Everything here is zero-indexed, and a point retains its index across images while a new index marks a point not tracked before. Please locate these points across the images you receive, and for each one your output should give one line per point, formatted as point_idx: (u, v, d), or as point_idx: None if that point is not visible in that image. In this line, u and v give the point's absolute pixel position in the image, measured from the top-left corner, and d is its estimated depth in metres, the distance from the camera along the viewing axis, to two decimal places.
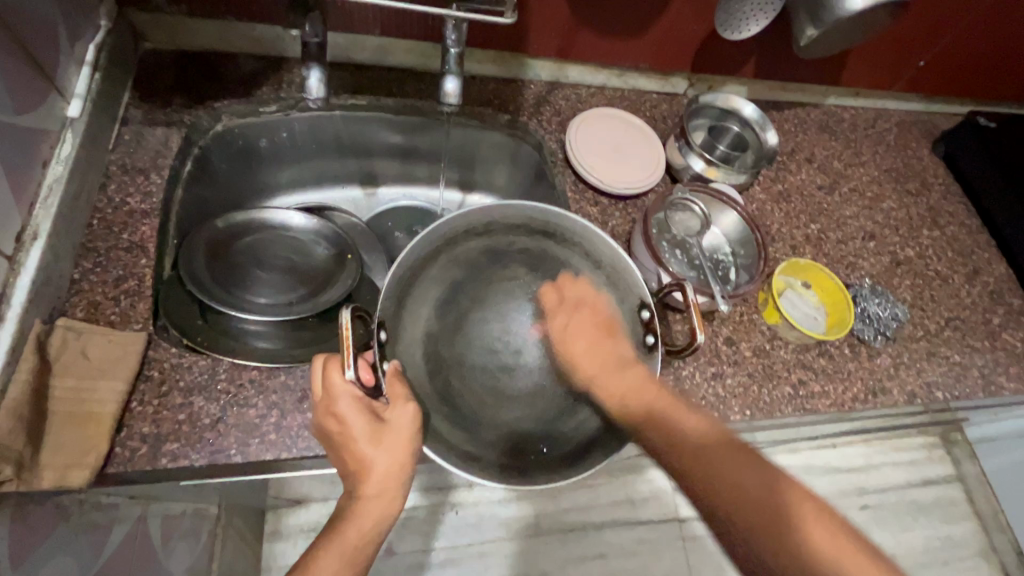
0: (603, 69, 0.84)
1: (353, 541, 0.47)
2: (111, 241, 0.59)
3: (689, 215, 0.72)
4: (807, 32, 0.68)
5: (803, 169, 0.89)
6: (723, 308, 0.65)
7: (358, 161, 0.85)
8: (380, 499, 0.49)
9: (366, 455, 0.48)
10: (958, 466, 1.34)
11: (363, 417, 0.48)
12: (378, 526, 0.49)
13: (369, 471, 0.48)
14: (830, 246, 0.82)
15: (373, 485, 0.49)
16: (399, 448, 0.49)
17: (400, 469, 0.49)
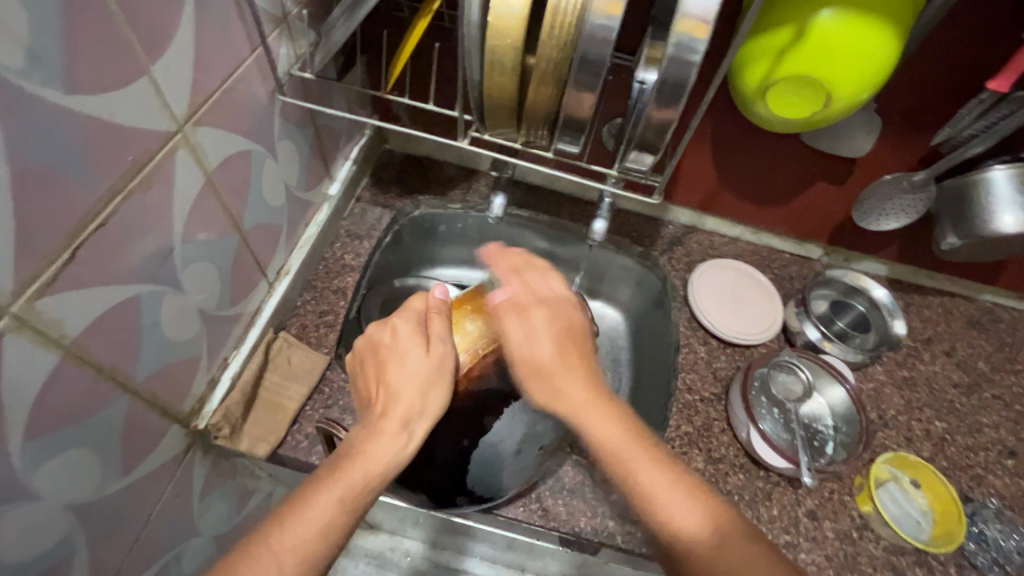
0: (739, 225, 0.93)
1: (372, 466, 0.45)
2: (327, 282, 0.82)
3: (793, 379, 0.76)
4: (949, 237, 0.71)
5: (938, 362, 0.86)
6: (806, 480, 0.67)
7: (509, 255, 1.01)
8: (402, 436, 0.47)
9: (402, 369, 0.50)
10: None
11: (416, 339, 0.52)
12: (396, 455, 0.46)
13: (405, 403, 0.49)
14: (955, 450, 0.78)
15: (401, 418, 0.48)
16: (443, 375, 0.51)
17: (436, 403, 0.50)
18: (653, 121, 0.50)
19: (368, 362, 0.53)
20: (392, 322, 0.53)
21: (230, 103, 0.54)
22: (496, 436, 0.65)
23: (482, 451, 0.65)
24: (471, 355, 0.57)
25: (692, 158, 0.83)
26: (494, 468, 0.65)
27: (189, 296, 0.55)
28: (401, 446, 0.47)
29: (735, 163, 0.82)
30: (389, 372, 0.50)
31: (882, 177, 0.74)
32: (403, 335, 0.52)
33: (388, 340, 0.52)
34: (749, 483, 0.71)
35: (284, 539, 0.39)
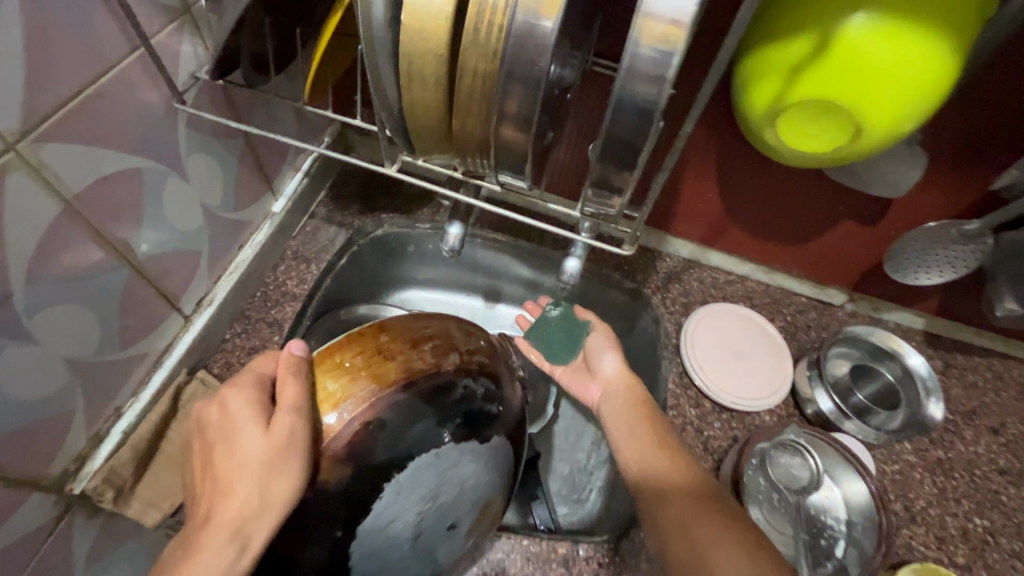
0: (748, 262, 0.79)
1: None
2: (263, 313, 0.72)
3: (800, 464, 0.62)
4: (1004, 305, 0.59)
5: (982, 441, 0.71)
6: None
7: (485, 279, 0.90)
8: (234, 543, 0.38)
9: (237, 456, 0.40)
10: None
11: (253, 414, 0.42)
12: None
13: (235, 504, 0.39)
14: (996, 558, 0.64)
15: (233, 523, 0.38)
16: (291, 456, 0.40)
17: (282, 495, 0.39)
18: (616, 157, 0.37)
19: (197, 445, 0.43)
20: (224, 396, 0.43)
21: (98, 115, 0.44)
22: (386, 519, 0.45)
23: (369, 545, 0.44)
24: (337, 423, 0.42)
25: (693, 184, 0.70)
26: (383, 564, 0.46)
27: (47, 346, 0.45)
28: (232, 556, 0.38)
29: (744, 192, 0.68)
30: (217, 462, 0.41)
31: (928, 225, 0.59)
32: (238, 410, 0.42)
33: (226, 420, 0.42)
34: None
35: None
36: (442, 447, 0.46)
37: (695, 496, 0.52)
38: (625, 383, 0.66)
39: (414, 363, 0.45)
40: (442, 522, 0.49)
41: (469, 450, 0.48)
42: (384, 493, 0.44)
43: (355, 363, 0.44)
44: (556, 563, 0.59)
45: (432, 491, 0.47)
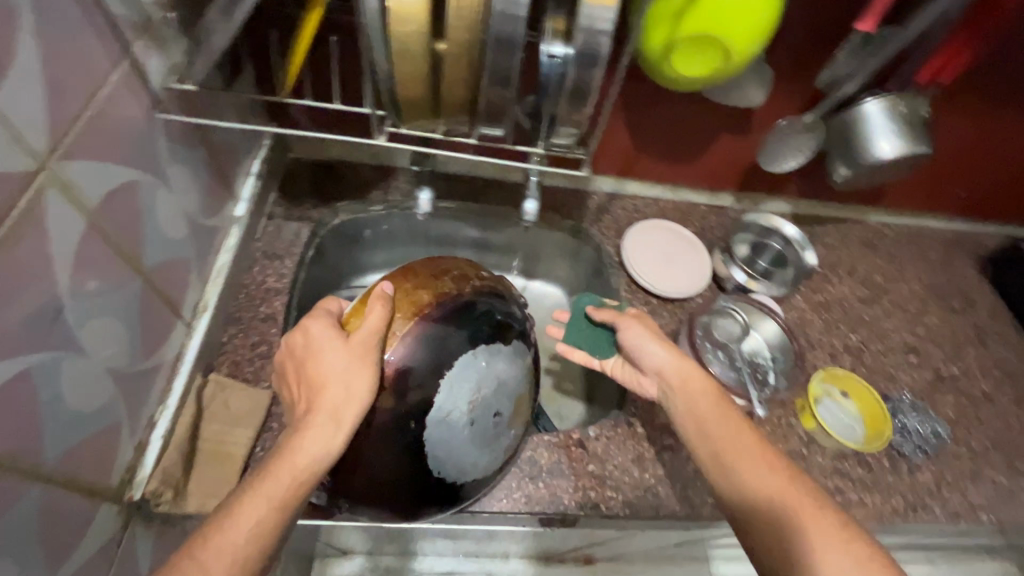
0: (657, 185, 0.96)
1: (303, 457, 0.47)
2: (252, 311, 0.75)
3: (731, 322, 0.81)
4: (842, 171, 0.78)
5: (844, 282, 0.96)
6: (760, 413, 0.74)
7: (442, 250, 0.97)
8: (333, 425, 0.49)
9: (323, 362, 0.51)
10: None
11: (334, 333, 0.52)
12: (324, 450, 0.48)
13: (330, 397, 0.49)
14: (871, 357, 0.87)
15: (330, 410, 0.49)
16: (366, 360, 0.51)
17: (363, 389, 0.50)
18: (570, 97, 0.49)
19: (293, 365, 0.54)
20: (308, 325, 0.54)
21: (101, 129, 0.46)
22: (444, 410, 0.55)
23: (435, 432, 0.54)
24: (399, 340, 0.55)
25: (607, 126, 0.85)
26: (450, 449, 0.56)
27: (92, 355, 0.48)
28: (332, 434, 0.49)
29: (645, 124, 0.85)
30: (312, 370, 0.51)
31: (776, 123, 0.79)
32: (320, 333, 0.53)
33: (308, 342, 0.53)
34: None
35: (225, 540, 0.42)
36: (478, 347, 0.57)
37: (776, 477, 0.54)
38: (679, 370, 0.64)
39: (447, 294, 0.58)
40: (489, 412, 0.57)
41: (497, 350, 0.58)
42: (440, 386, 0.54)
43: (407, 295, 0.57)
44: (574, 446, 0.71)
45: (476, 381, 0.56)
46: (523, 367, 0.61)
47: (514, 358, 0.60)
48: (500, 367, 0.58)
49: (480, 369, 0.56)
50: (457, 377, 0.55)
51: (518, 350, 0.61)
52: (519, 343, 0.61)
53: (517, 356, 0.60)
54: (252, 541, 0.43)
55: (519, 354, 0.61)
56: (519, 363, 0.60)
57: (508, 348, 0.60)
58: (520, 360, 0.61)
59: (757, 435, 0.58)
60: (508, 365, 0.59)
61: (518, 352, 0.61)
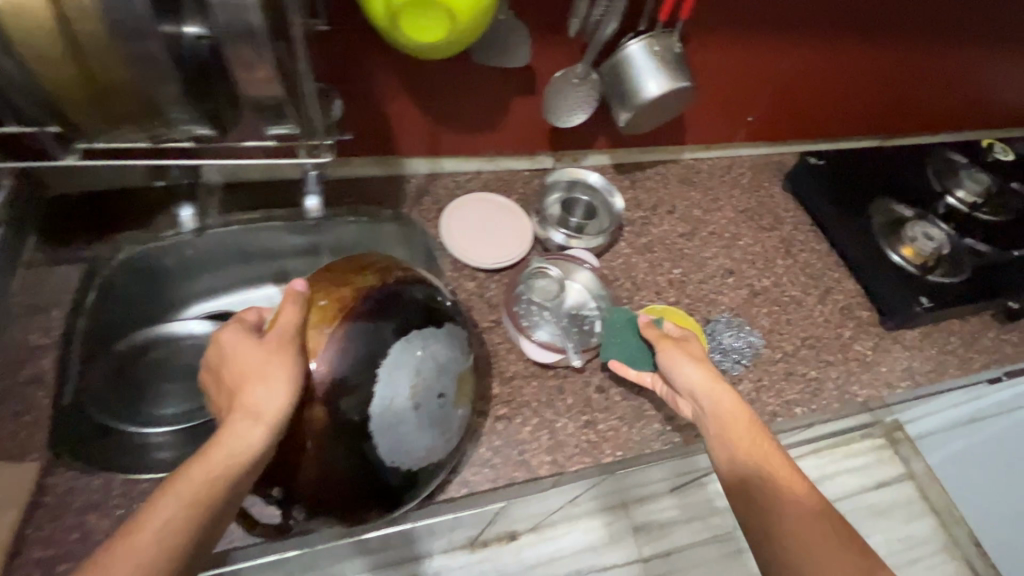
0: (474, 157, 0.95)
1: (229, 450, 0.54)
2: (11, 378, 0.68)
3: (549, 282, 0.82)
4: (623, 115, 0.79)
5: (665, 221, 1.00)
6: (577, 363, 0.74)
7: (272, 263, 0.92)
8: (250, 420, 0.56)
9: (242, 364, 0.58)
10: (907, 464, 1.43)
11: (248, 340, 0.59)
12: (248, 442, 0.55)
13: (249, 396, 0.56)
14: (693, 287, 0.92)
15: (246, 408, 0.56)
16: (283, 356, 0.59)
17: (280, 383, 0.57)
18: None
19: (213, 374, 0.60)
20: (218, 337, 0.60)
21: None
22: (387, 398, 0.62)
23: (381, 417, 0.61)
24: (322, 334, 0.62)
25: (395, 106, 0.82)
26: (399, 433, 0.62)
27: None
28: (250, 428, 0.55)
29: (434, 96, 0.82)
30: (233, 373, 0.59)
31: (555, 75, 0.79)
32: (234, 341, 0.60)
33: (225, 350, 0.60)
34: (543, 387, 0.76)
35: (146, 531, 0.48)
36: (410, 336, 0.64)
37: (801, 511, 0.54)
38: (714, 395, 0.64)
39: (363, 287, 0.66)
40: (433, 394, 0.64)
41: (429, 335, 0.65)
42: (379, 376, 0.62)
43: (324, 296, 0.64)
44: None
45: (412, 369, 0.63)
46: (456, 348, 0.68)
47: (449, 343, 0.67)
48: (436, 353, 0.65)
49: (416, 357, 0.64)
50: (393, 368, 0.62)
51: (450, 333, 0.68)
52: (451, 329, 0.68)
53: (454, 340, 0.68)
54: (165, 534, 0.48)
55: (451, 336, 0.68)
56: (454, 346, 0.68)
57: (441, 331, 0.67)
58: (456, 343, 0.68)
59: (779, 449, 0.60)
60: (444, 350, 0.66)
61: (451, 335, 0.68)
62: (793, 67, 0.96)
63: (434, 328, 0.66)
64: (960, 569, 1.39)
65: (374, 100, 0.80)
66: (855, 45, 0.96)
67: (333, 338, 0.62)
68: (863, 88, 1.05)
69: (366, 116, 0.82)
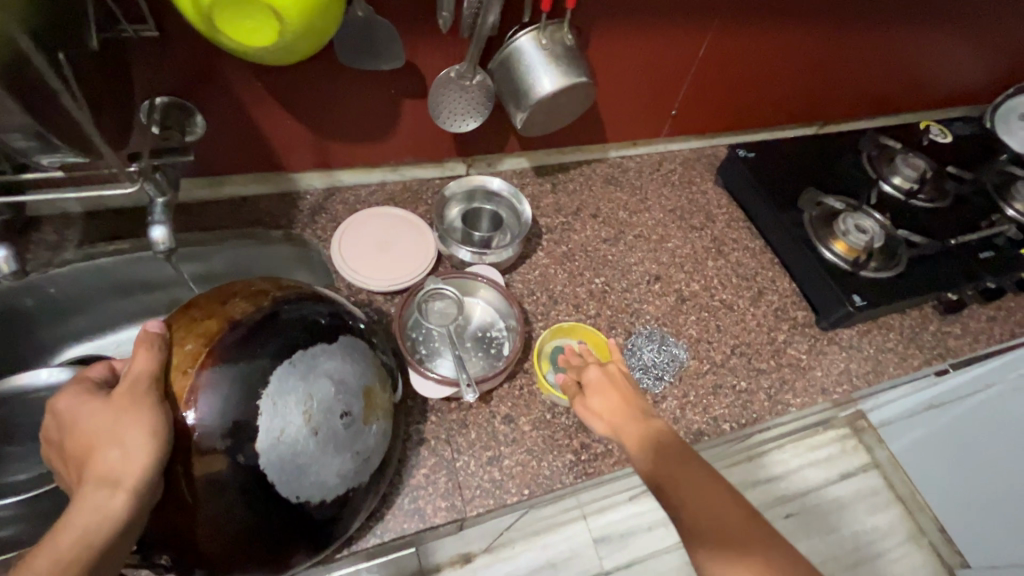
0: (374, 168, 0.87)
1: (80, 531, 0.42)
2: None
3: (447, 304, 0.74)
4: (518, 116, 0.72)
5: (589, 225, 0.93)
6: (472, 398, 0.66)
7: (155, 294, 0.84)
8: (106, 489, 0.43)
9: (87, 428, 0.46)
10: (871, 453, 1.46)
11: (94, 398, 0.47)
12: (104, 517, 0.43)
13: (103, 459, 0.44)
14: (615, 297, 0.85)
15: (100, 475, 0.44)
16: (138, 408, 0.46)
17: (139, 439, 0.45)
18: None
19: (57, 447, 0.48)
20: (56, 401, 0.48)
21: None
22: (275, 431, 0.49)
23: (272, 455, 0.48)
24: (188, 377, 0.49)
25: (267, 118, 0.74)
26: (302, 468, 0.50)
27: None
28: (108, 498, 0.43)
29: (310, 104, 0.74)
30: (76, 441, 0.46)
31: (440, 74, 0.71)
32: (75, 401, 0.47)
33: (64, 414, 0.47)
34: (443, 422, 0.69)
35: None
36: (294, 354, 0.52)
37: (731, 512, 0.47)
38: (603, 407, 0.59)
39: (235, 310, 0.53)
40: (333, 415, 0.51)
41: (320, 350, 0.53)
42: (263, 407, 0.49)
43: (191, 329, 0.51)
44: None
45: (302, 389, 0.50)
46: (358, 359, 0.55)
47: (348, 354, 0.55)
48: (330, 367, 0.53)
49: (305, 374, 0.51)
50: (279, 393, 0.49)
51: (349, 343, 0.56)
52: (348, 339, 0.56)
53: (352, 350, 0.55)
54: None
55: (352, 347, 0.56)
56: (354, 358, 0.55)
57: (339, 344, 0.55)
58: (355, 354, 0.55)
59: (662, 431, 0.55)
60: (342, 362, 0.54)
61: (353, 347, 0.56)
62: (710, 54, 0.90)
63: (329, 342, 0.54)
64: (926, 557, 1.38)
65: (239, 112, 0.72)
66: (774, 28, 0.89)
67: (205, 377, 0.49)
68: (790, 73, 0.99)
69: (234, 131, 0.74)
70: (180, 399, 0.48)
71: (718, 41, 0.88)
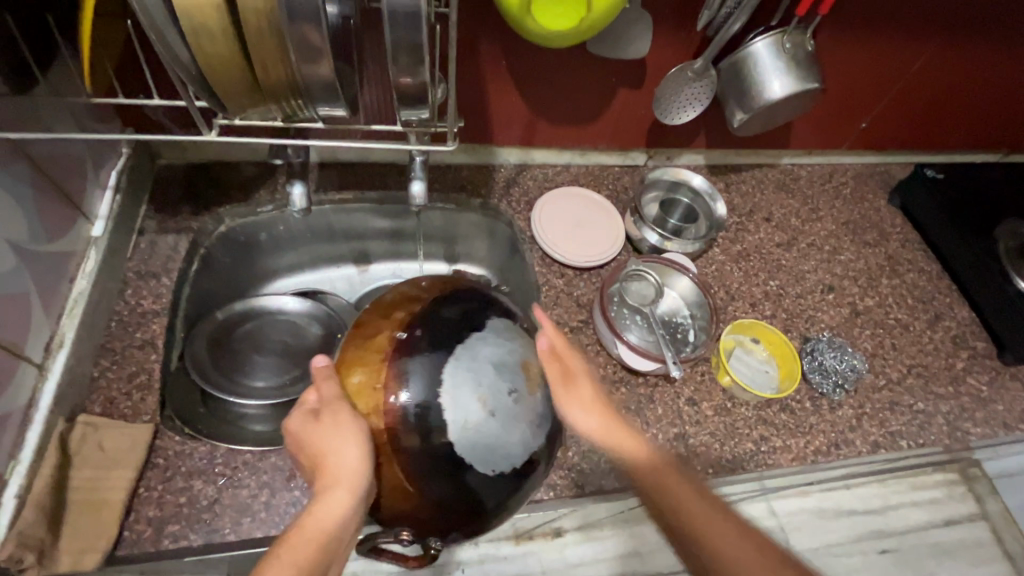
0: (566, 150, 0.92)
1: (320, 525, 0.47)
2: (126, 340, 0.68)
3: (645, 285, 0.80)
4: (737, 116, 0.75)
5: (761, 228, 0.95)
6: (675, 374, 0.71)
7: (349, 244, 0.93)
8: (336, 487, 0.48)
9: (316, 440, 0.50)
10: (981, 504, 1.15)
11: (310, 420, 0.51)
12: (335, 514, 0.48)
13: (329, 462, 0.49)
14: (789, 302, 0.87)
15: (330, 478, 0.48)
16: (348, 427, 0.49)
17: (356, 449, 0.49)
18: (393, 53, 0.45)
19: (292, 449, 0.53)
20: (288, 424, 0.53)
21: None
22: (460, 421, 0.51)
23: (466, 441, 0.51)
24: (376, 395, 0.51)
25: (498, 93, 0.80)
26: (497, 447, 0.51)
27: None
28: (338, 496, 0.48)
29: (538, 83, 0.79)
30: (307, 450, 0.51)
31: (669, 72, 0.76)
32: (300, 420, 0.52)
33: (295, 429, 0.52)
34: (631, 396, 0.74)
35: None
36: (455, 351, 0.53)
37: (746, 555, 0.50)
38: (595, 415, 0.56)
39: (387, 326, 0.54)
40: (501, 393, 0.52)
41: (472, 338, 0.53)
42: (444, 402, 0.50)
43: (360, 352, 0.53)
44: None
45: (467, 379, 0.51)
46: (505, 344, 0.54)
47: (490, 340, 0.54)
48: (478, 353, 0.53)
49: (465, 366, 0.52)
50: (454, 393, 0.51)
51: (487, 328, 0.55)
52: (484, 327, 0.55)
53: (493, 334, 0.55)
54: None
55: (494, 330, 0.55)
56: (498, 341, 0.54)
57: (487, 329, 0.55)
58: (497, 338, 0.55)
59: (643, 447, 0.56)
60: (484, 349, 0.53)
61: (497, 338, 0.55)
62: (922, 70, 0.88)
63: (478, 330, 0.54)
64: None
65: (477, 84, 0.78)
66: (997, 50, 0.87)
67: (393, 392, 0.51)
68: (994, 98, 0.96)
69: (465, 102, 0.81)
70: (377, 414, 0.51)
71: (941, 51, 0.85)
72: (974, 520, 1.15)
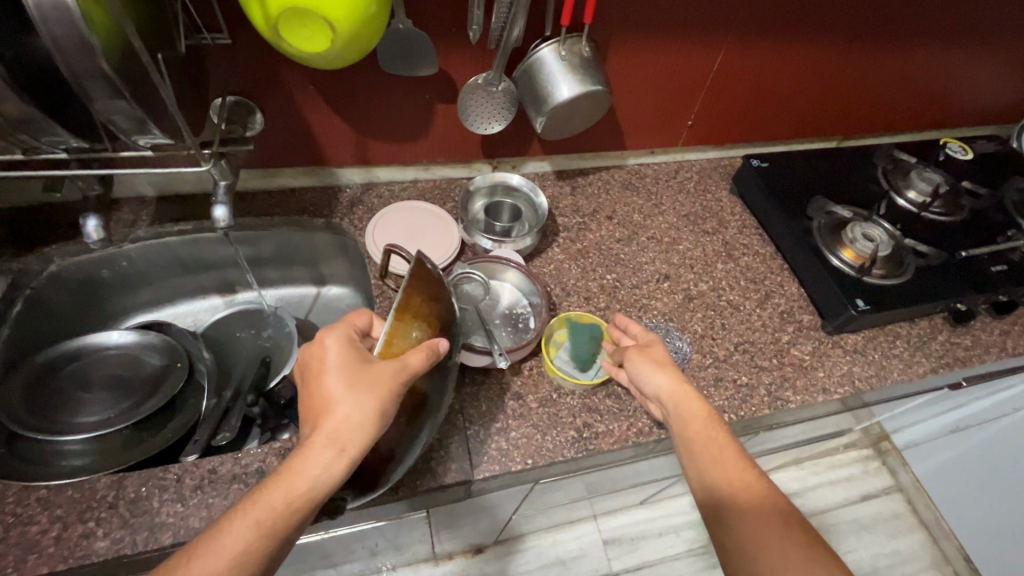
0: (409, 166, 0.96)
1: (304, 481, 0.51)
2: None
3: (475, 285, 0.82)
4: (538, 120, 0.79)
5: (604, 225, 0.99)
6: (504, 364, 0.74)
7: (213, 275, 0.94)
8: (332, 451, 0.52)
9: (333, 393, 0.54)
10: (895, 475, 1.47)
11: (343, 364, 0.56)
12: (325, 470, 0.52)
13: (338, 411, 0.53)
14: (625, 292, 0.91)
15: (332, 436, 0.52)
16: (376, 389, 0.54)
17: (371, 409, 0.54)
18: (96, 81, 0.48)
19: (306, 374, 0.57)
20: (317, 346, 0.58)
21: None
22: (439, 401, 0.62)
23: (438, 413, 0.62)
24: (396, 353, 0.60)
25: (318, 116, 0.83)
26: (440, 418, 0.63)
27: None
28: (332, 460, 0.52)
29: (353, 103, 0.83)
30: (317, 389, 0.55)
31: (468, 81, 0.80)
32: (330, 355, 0.57)
33: (321, 356, 0.57)
34: (459, 396, 0.75)
35: (225, 547, 0.48)
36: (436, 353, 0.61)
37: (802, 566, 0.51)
38: (678, 400, 0.64)
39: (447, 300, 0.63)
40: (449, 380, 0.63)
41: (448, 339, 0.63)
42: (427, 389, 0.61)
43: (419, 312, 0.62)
44: None
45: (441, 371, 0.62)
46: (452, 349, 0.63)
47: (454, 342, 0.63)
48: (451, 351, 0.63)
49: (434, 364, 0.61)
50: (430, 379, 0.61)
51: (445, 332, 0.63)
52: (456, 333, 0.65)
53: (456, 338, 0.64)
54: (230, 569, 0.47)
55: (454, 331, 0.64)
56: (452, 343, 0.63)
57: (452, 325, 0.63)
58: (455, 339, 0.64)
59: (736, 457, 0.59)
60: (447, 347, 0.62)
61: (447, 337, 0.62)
62: (726, 68, 0.95)
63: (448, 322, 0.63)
64: None
65: (292, 107, 0.81)
66: (788, 44, 0.94)
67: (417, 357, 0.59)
68: (804, 88, 1.04)
69: (285, 127, 0.84)
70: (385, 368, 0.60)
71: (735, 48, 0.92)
72: (890, 492, 1.45)
